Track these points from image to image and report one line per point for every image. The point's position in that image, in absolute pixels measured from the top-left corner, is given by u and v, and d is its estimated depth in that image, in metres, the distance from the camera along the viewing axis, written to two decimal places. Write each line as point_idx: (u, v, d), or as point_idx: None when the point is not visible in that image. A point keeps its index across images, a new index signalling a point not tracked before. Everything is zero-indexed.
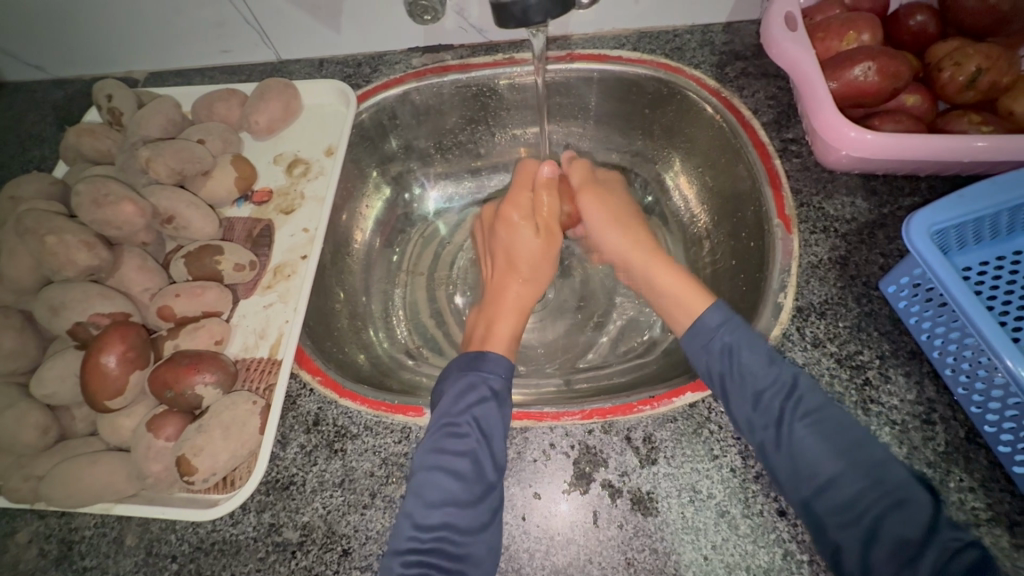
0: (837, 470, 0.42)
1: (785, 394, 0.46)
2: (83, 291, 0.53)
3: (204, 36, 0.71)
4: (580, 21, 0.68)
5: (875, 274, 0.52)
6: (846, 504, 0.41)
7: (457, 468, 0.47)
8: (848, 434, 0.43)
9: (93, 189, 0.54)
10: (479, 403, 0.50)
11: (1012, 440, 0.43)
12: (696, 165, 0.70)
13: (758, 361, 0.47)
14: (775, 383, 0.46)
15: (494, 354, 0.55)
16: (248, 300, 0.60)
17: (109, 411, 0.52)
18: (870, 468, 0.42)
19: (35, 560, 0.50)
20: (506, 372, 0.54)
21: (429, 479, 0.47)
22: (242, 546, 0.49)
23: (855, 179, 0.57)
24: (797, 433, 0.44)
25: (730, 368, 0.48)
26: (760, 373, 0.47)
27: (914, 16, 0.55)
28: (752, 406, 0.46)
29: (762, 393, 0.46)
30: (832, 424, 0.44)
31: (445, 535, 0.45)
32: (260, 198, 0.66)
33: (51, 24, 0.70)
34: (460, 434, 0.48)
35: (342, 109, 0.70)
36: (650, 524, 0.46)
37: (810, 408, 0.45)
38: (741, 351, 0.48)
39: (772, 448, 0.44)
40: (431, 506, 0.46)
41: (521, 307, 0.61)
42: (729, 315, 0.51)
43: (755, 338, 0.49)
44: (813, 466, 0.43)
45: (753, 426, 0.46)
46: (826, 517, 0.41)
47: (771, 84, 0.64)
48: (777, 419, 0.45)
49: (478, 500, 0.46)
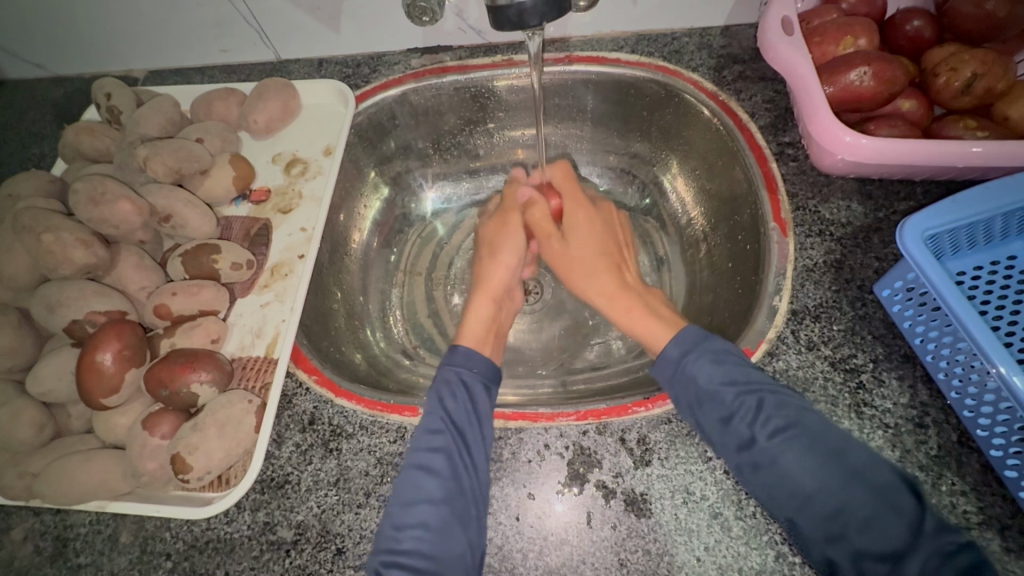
0: (817, 483, 0.41)
1: (753, 414, 0.45)
2: (80, 289, 0.53)
3: (203, 36, 0.71)
4: (579, 23, 0.68)
5: (870, 278, 0.53)
6: (832, 515, 0.40)
7: (431, 465, 0.47)
8: (822, 444, 0.42)
9: (91, 187, 0.54)
10: (451, 398, 0.51)
11: (1004, 444, 0.43)
12: (692, 168, 0.70)
13: (720, 382, 0.47)
14: (741, 404, 0.46)
15: (464, 347, 0.56)
16: (245, 299, 0.60)
17: (105, 409, 0.52)
18: (848, 478, 0.40)
19: (30, 557, 0.50)
20: (478, 366, 0.54)
21: (407, 478, 0.47)
22: (237, 544, 0.49)
23: (851, 183, 0.57)
24: (771, 449, 0.43)
25: (695, 395, 0.48)
26: (724, 394, 0.46)
27: (910, 22, 0.56)
28: (723, 427, 0.46)
29: (731, 416, 0.46)
30: (803, 433, 0.43)
31: (421, 534, 0.44)
32: (258, 197, 0.66)
33: (50, 22, 0.70)
34: (434, 430, 0.49)
35: (341, 109, 0.70)
36: (643, 525, 0.46)
37: (780, 424, 0.44)
38: (703, 377, 0.48)
39: (749, 471, 0.44)
40: (409, 504, 0.46)
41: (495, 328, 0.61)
42: (691, 342, 0.51)
43: (721, 357, 0.49)
44: (794, 481, 0.42)
45: (727, 448, 0.45)
46: (813, 532, 0.41)
47: (769, 88, 0.64)
48: (748, 441, 0.44)
49: (453, 497, 0.46)
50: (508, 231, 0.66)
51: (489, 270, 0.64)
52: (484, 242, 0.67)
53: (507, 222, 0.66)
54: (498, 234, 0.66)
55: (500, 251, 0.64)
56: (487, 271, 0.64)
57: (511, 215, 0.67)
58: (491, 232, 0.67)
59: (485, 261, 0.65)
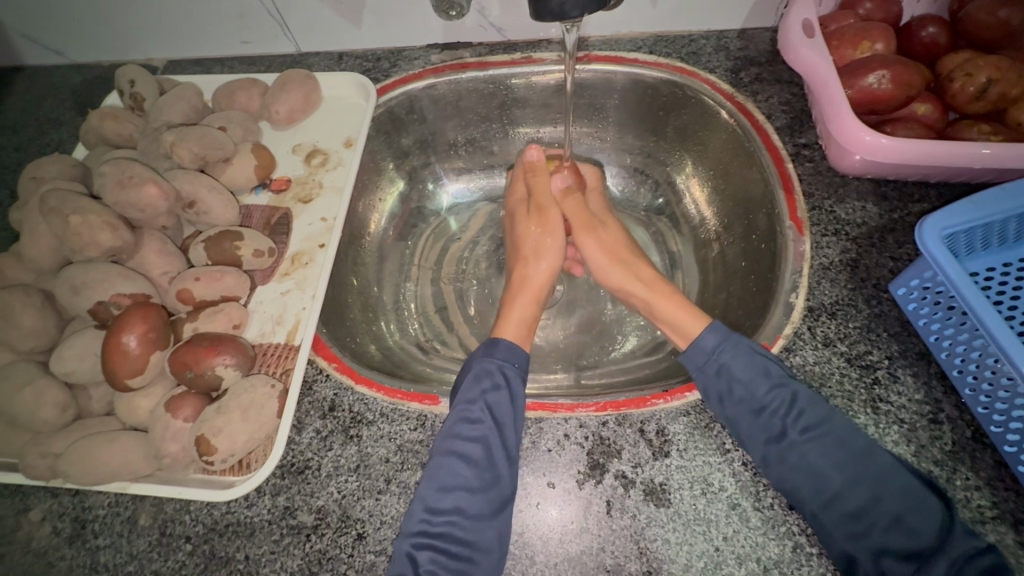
0: (845, 479, 0.45)
1: (787, 409, 0.47)
2: (104, 271, 0.53)
3: (225, 27, 0.72)
4: (598, 23, 0.69)
5: (885, 277, 0.54)
6: (857, 512, 0.43)
7: (470, 454, 0.48)
8: (850, 445, 0.45)
9: (119, 170, 0.55)
10: (492, 389, 0.52)
11: (1017, 440, 0.44)
12: (707, 168, 0.71)
13: (754, 377, 0.49)
14: (776, 399, 0.48)
15: (507, 341, 0.58)
16: (265, 287, 0.60)
17: (128, 391, 0.52)
18: (874, 476, 0.44)
19: (48, 538, 0.50)
20: (520, 362, 0.56)
21: (443, 464, 0.48)
22: (257, 528, 0.49)
23: (866, 184, 0.58)
24: (799, 445, 0.46)
25: (728, 387, 0.49)
26: (759, 390, 0.49)
27: (926, 28, 0.57)
28: (753, 421, 0.48)
29: (763, 410, 0.48)
30: (833, 432, 0.46)
31: (455, 520, 0.47)
32: (278, 186, 0.66)
33: (73, 9, 0.70)
34: (473, 419, 0.50)
35: (360, 102, 0.71)
36: (663, 514, 0.47)
37: (810, 422, 0.47)
38: (735, 369, 0.50)
39: (776, 463, 0.46)
40: (444, 490, 0.47)
41: (526, 323, 0.62)
42: (725, 333, 0.53)
43: (753, 354, 0.50)
44: (821, 476, 0.45)
45: (754, 441, 0.47)
46: (835, 525, 0.44)
47: (785, 90, 0.65)
48: (778, 434, 0.47)
49: (489, 486, 0.47)
50: (551, 232, 0.66)
51: (525, 270, 0.65)
52: (519, 235, 0.68)
53: (545, 219, 0.67)
54: (538, 236, 0.66)
55: (544, 249, 0.66)
56: (525, 270, 0.65)
57: (549, 210, 0.67)
58: (530, 238, 0.67)
59: (522, 263, 0.66)
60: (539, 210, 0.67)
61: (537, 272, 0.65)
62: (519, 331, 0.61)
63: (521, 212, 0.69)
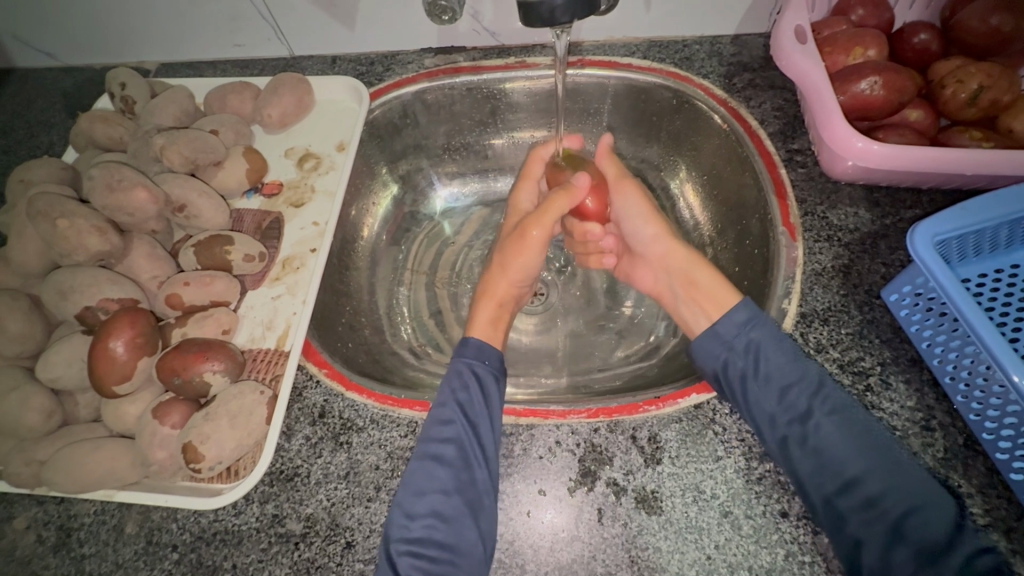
0: (866, 464, 0.44)
1: (812, 391, 0.47)
2: (92, 276, 0.53)
3: (218, 30, 0.72)
4: (591, 28, 0.69)
5: (877, 283, 0.54)
6: (872, 500, 0.43)
7: (442, 455, 0.48)
8: (872, 431, 0.45)
9: (107, 174, 0.54)
10: (462, 389, 0.52)
11: (1010, 447, 0.44)
12: (701, 173, 0.71)
13: (782, 356, 0.49)
14: (802, 379, 0.48)
15: (476, 341, 0.57)
16: (256, 292, 0.60)
17: (115, 397, 0.51)
18: (893, 461, 0.44)
19: (32, 547, 0.50)
20: (492, 362, 0.55)
21: (418, 467, 0.48)
22: (245, 537, 0.49)
23: (859, 190, 0.58)
24: (823, 427, 0.46)
25: (753, 366, 0.49)
26: (786, 370, 0.49)
27: (918, 34, 0.58)
28: (777, 400, 0.48)
29: (788, 389, 0.48)
30: (855, 419, 0.46)
31: (434, 523, 0.46)
32: (269, 190, 0.66)
33: (64, 11, 0.70)
34: (445, 420, 0.50)
35: (354, 106, 0.71)
36: (654, 522, 0.47)
37: (835, 406, 0.47)
38: (765, 347, 0.50)
39: (796, 444, 0.46)
40: (420, 494, 0.47)
41: (496, 323, 0.61)
42: (755, 311, 0.52)
43: (780, 334, 0.51)
44: (840, 463, 0.45)
45: (776, 421, 0.47)
46: (850, 510, 0.43)
47: (779, 96, 0.65)
48: (802, 415, 0.47)
49: (464, 487, 0.47)
50: (524, 252, 0.62)
51: (495, 279, 0.63)
52: (500, 246, 0.65)
53: (524, 241, 0.62)
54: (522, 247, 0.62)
55: (511, 266, 0.63)
56: (492, 277, 0.64)
57: (530, 234, 0.61)
58: (510, 252, 0.62)
59: (494, 272, 0.64)
60: (526, 231, 0.61)
61: (506, 280, 0.63)
62: (487, 330, 0.60)
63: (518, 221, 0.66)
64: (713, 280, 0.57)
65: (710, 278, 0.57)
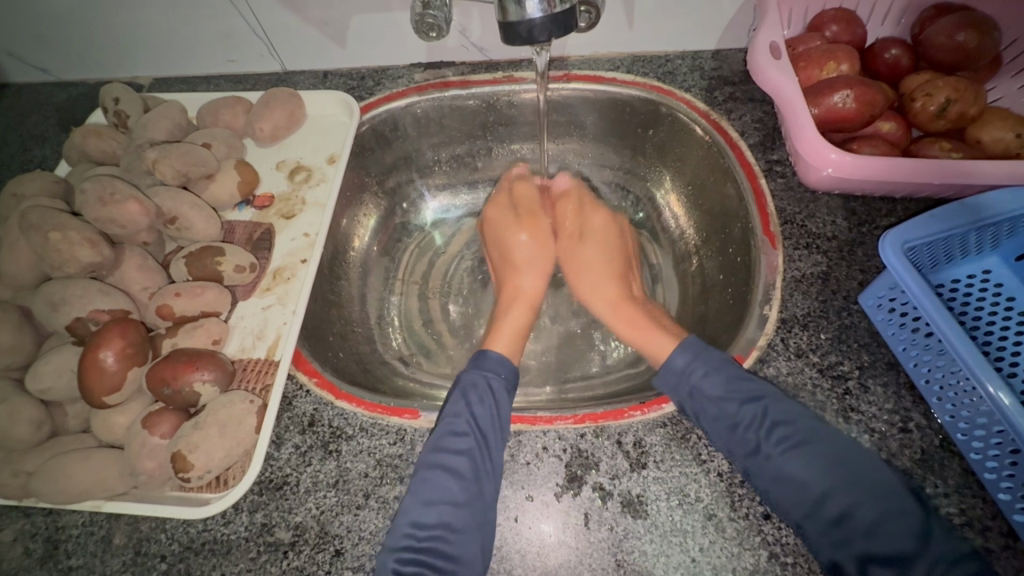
0: (824, 489, 0.44)
1: (759, 422, 0.47)
2: (84, 287, 0.53)
3: (210, 46, 0.73)
4: (577, 43, 0.71)
5: (855, 289, 0.55)
6: (837, 521, 0.42)
7: (454, 466, 0.48)
8: (825, 457, 0.45)
9: (99, 187, 0.55)
10: (478, 402, 0.53)
11: (983, 447, 0.45)
12: (684, 184, 0.73)
13: (725, 394, 0.49)
14: (748, 413, 0.48)
15: (495, 354, 0.58)
16: (246, 302, 0.61)
17: (105, 407, 0.52)
18: (847, 487, 0.43)
19: (19, 560, 0.50)
20: (508, 374, 0.57)
21: (429, 478, 0.48)
22: (234, 546, 0.49)
23: (836, 200, 0.60)
24: (777, 457, 0.46)
25: (699, 407, 0.50)
26: (731, 406, 0.49)
27: (889, 50, 0.60)
28: (730, 434, 0.48)
29: (738, 425, 0.48)
30: (806, 444, 0.46)
31: (441, 535, 0.46)
32: (261, 202, 0.67)
33: (59, 28, 0.71)
34: (459, 432, 0.50)
35: (345, 119, 0.72)
36: (639, 526, 0.47)
37: (784, 435, 0.46)
38: (705, 387, 0.50)
39: (756, 475, 0.47)
40: (428, 504, 0.47)
41: (517, 333, 0.62)
42: (698, 351, 0.53)
43: (722, 373, 0.51)
44: (802, 485, 0.44)
45: (735, 455, 0.48)
46: (819, 536, 0.43)
47: (758, 109, 0.67)
48: (754, 448, 0.47)
49: (472, 500, 0.47)
50: (535, 236, 0.69)
51: (513, 282, 0.67)
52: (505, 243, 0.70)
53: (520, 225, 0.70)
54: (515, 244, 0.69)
55: (522, 262, 0.68)
56: (513, 284, 0.67)
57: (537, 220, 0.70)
58: (531, 255, 0.68)
59: (511, 272, 0.68)
60: (530, 218, 0.70)
61: (522, 283, 0.66)
62: (510, 344, 0.61)
63: (506, 221, 0.71)
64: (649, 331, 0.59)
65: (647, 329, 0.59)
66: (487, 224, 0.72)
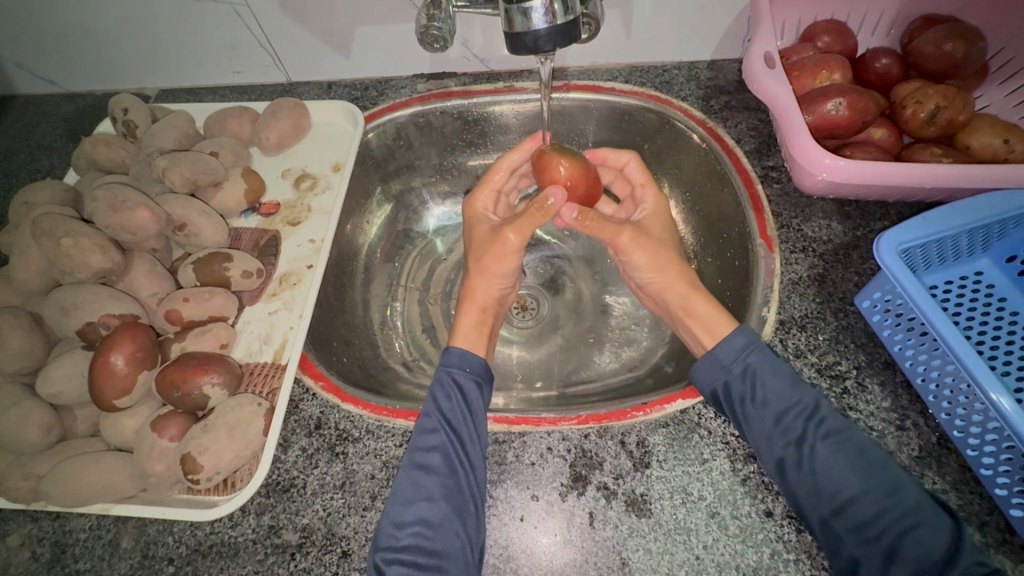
0: (859, 487, 0.45)
1: (808, 414, 0.49)
2: (94, 292, 0.54)
3: (217, 58, 0.74)
4: (576, 54, 0.73)
5: (851, 290, 0.56)
6: (866, 522, 0.44)
7: (429, 463, 0.49)
8: (867, 453, 0.46)
9: (111, 195, 0.56)
10: (445, 398, 0.53)
11: (977, 442, 0.46)
12: (682, 190, 0.74)
13: (780, 382, 0.50)
14: (798, 403, 0.49)
15: (457, 349, 0.58)
16: (253, 307, 0.61)
17: (114, 411, 0.53)
18: (886, 483, 0.45)
19: (27, 563, 0.50)
20: (473, 368, 0.56)
21: (406, 477, 0.49)
22: (241, 548, 0.49)
23: (830, 205, 0.61)
24: (820, 451, 0.47)
25: (752, 390, 0.50)
26: (784, 393, 0.50)
27: (879, 59, 0.62)
28: (775, 423, 0.49)
29: (786, 414, 0.49)
30: (852, 440, 0.47)
31: (420, 532, 0.47)
32: (267, 209, 0.68)
33: (68, 41, 0.73)
34: (429, 429, 0.51)
35: (349, 129, 0.73)
36: (644, 524, 0.48)
37: (832, 429, 0.48)
38: (762, 373, 0.50)
39: (793, 467, 0.47)
40: (407, 503, 0.48)
41: (481, 330, 0.62)
42: (754, 337, 0.53)
43: (777, 362, 0.51)
44: (839, 481, 0.46)
45: (774, 443, 0.48)
46: (846, 534, 0.44)
47: (753, 117, 0.69)
48: (799, 438, 0.48)
49: (451, 493, 0.48)
50: (501, 256, 0.62)
51: (473, 283, 0.64)
52: (473, 250, 0.65)
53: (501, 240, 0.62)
54: (488, 251, 0.63)
55: (489, 268, 0.63)
56: (472, 283, 0.64)
57: (508, 236, 0.61)
58: (478, 243, 0.65)
59: (468, 275, 0.64)
60: (505, 234, 0.61)
61: (486, 284, 0.63)
62: (471, 337, 0.60)
63: (482, 228, 0.66)
64: (706, 311, 0.57)
65: (704, 309, 0.57)
66: (467, 215, 0.69)
